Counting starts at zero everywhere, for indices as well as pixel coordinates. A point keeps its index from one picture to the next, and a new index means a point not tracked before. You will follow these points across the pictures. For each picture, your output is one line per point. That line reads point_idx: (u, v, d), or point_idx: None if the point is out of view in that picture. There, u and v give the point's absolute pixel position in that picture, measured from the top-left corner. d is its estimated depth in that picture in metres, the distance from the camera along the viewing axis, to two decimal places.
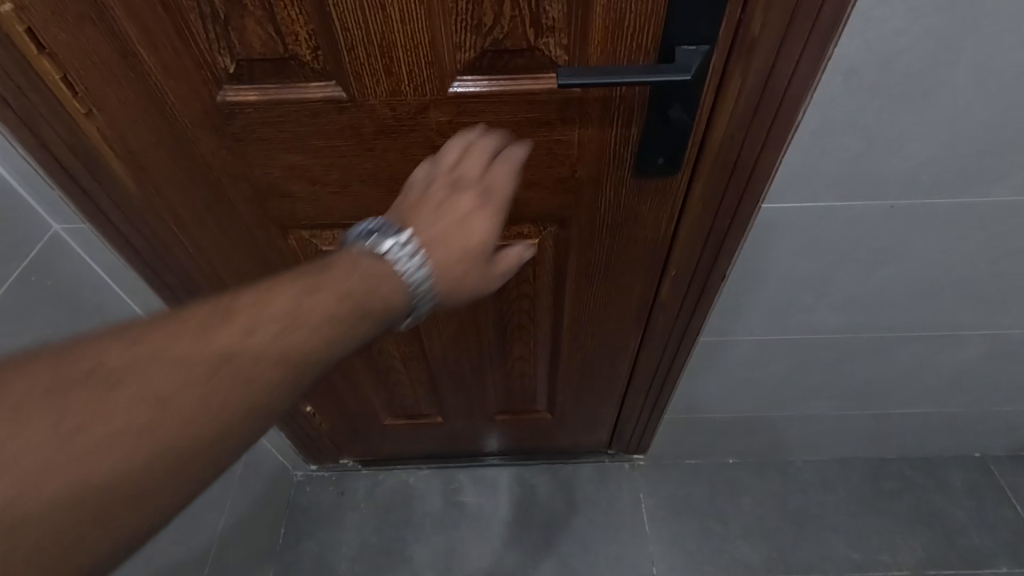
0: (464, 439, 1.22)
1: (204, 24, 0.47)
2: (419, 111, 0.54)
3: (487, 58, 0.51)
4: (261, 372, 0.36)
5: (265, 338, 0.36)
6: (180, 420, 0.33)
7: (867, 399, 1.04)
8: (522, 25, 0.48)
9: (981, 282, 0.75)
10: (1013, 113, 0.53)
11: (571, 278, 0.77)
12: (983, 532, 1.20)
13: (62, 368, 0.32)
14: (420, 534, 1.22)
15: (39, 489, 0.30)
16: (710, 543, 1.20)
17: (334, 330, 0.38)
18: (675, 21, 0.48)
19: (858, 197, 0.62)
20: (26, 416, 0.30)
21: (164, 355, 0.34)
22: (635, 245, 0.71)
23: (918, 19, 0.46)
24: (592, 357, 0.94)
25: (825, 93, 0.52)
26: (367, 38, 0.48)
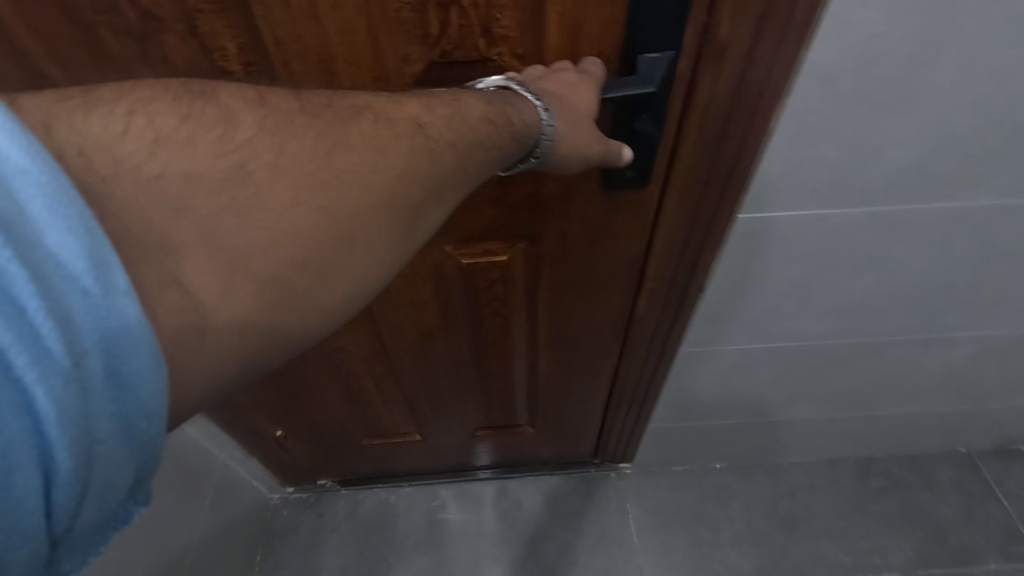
0: (445, 455, 1.19)
1: (122, 40, 0.44)
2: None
3: (437, 71, 0.47)
4: (447, 152, 0.38)
5: (444, 116, 0.39)
6: (400, 170, 0.36)
7: (854, 403, 1.02)
8: (472, 36, 0.45)
9: (966, 286, 0.72)
10: (998, 117, 0.50)
11: (545, 292, 0.74)
12: (973, 530, 1.19)
13: (304, 101, 0.36)
14: (403, 555, 1.18)
15: (310, 188, 0.32)
16: (701, 551, 1.18)
17: (498, 125, 0.41)
18: (635, 30, 0.45)
19: (837, 206, 0.60)
20: (293, 130, 0.33)
21: (374, 110, 0.37)
22: (609, 258, 0.68)
23: (895, 21, 0.43)
24: (571, 370, 0.90)
25: (799, 100, 0.48)
26: (306, 54, 0.45)
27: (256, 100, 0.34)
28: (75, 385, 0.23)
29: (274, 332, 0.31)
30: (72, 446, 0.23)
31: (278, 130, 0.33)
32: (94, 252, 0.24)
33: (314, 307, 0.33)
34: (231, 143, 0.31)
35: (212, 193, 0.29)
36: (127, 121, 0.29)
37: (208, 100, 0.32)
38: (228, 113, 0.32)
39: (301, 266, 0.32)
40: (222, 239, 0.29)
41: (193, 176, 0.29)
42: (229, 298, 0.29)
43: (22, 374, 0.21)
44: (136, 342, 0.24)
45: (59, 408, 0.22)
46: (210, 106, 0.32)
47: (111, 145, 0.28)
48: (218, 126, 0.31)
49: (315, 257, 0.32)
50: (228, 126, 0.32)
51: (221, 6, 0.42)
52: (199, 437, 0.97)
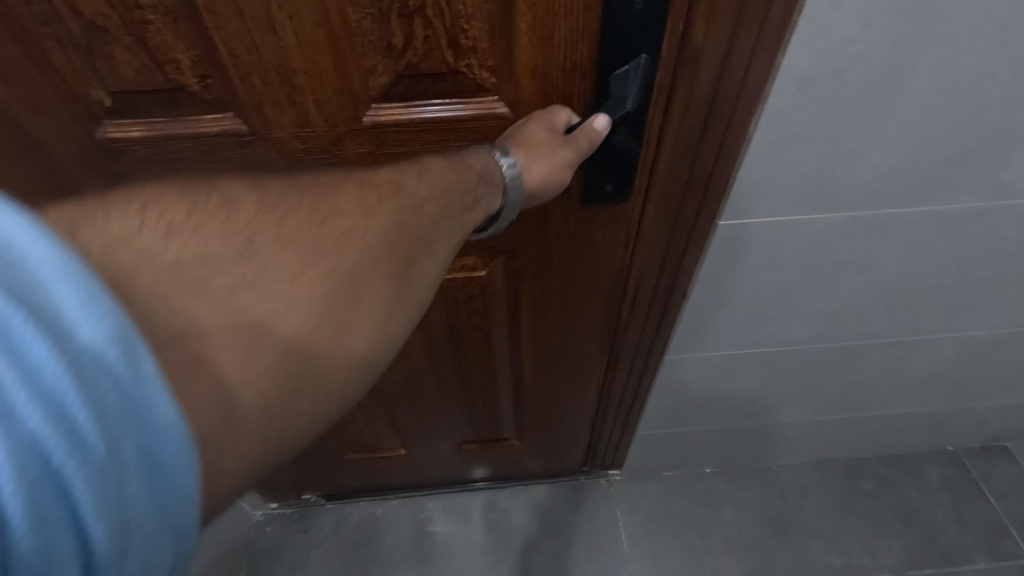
0: (432, 468, 1.16)
1: (67, 53, 0.44)
2: (334, 143, 0.52)
3: (404, 82, 0.47)
4: (427, 205, 0.41)
5: (416, 176, 0.42)
6: (391, 227, 0.38)
7: (841, 405, 1.01)
8: (438, 47, 0.44)
9: (950, 287, 0.72)
10: (976, 121, 0.50)
11: (526, 306, 0.72)
12: (961, 529, 1.19)
13: (293, 180, 0.38)
14: (391, 569, 1.16)
15: (315, 255, 0.34)
16: (692, 558, 1.17)
17: (466, 174, 0.45)
18: (607, 45, 0.44)
19: (819, 211, 0.59)
20: (288, 206, 0.35)
21: (357, 177, 0.40)
22: (593, 273, 0.67)
23: (870, 26, 0.42)
24: (556, 382, 0.89)
25: (777, 105, 0.47)
26: (266, 66, 0.45)
27: (252, 187, 0.36)
28: (110, 473, 0.22)
29: (300, 411, 0.31)
30: (110, 542, 0.22)
31: (275, 208, 0.35)
32: (124, 337, 0.24)
33: (335, 383, 0.33)
34: (236, 226, 0.33)
35: (224, 273, 0.31)
36: (139, 217, 0.31)
37: (209, 189, 0.35)
38: (227, 198, 0.34)
39: (320, 335, 0.32)
40: (240, 322, 0.30)
41: (206, 262, 0.31)
42: (260, 373, 0.30)
43: (58, 465, 0.21)
44: (169, 428, 0.24)
45: (94, 500, 0.22)
46: (208, 195, 0.34)
47: (132, 245, 0.29)
48: (221, 213, 0.33)
49: (329, 323, 0.33)
50: (230, 209, 0.34)
51: (170, 18, 0.42)
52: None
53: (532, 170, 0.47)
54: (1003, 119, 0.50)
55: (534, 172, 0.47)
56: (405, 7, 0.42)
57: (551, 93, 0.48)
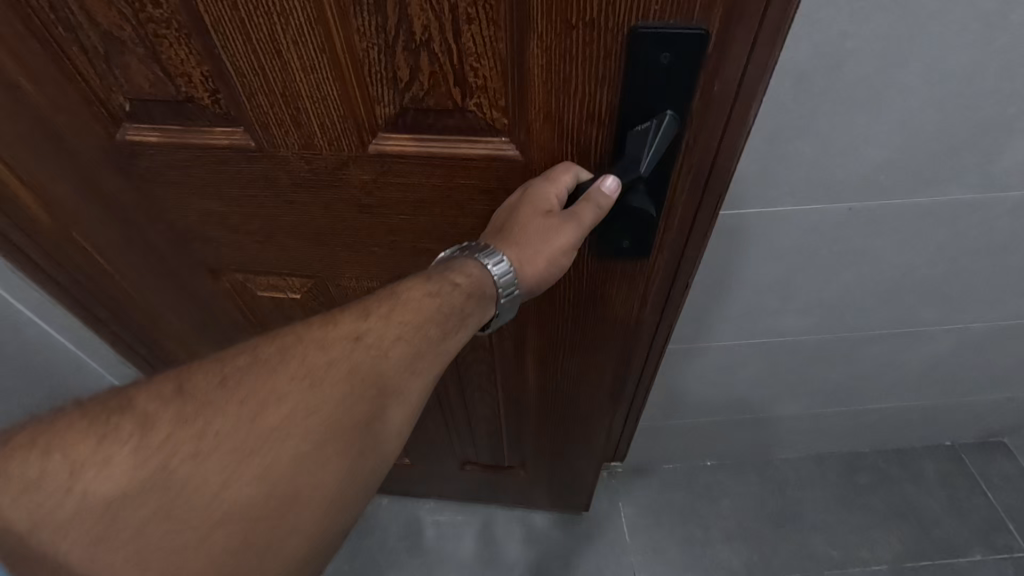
0: (434, 484, 1.19)
1: (88, 59, 0.47)
2: (338, 167, 0.53)
3: (410, 115, 0.48)
4: (391, 352, 0.43)
5: (377, 327, 0.43)
6: (330, 405, 0.40)
7: (839, 398, 1.04)
8: (446, 83, 0.44)
9: (943, 281, 0.74)
10: (965, 115, 0.52)
11: (535, 348, 0.75)
12: (957, 521, 1.21)
13: (227, 363, 0.40)
14: (395, 559, 1.20)
15: (241, 462, 0.37)
16: (692, 549, 1.19)
17: (447, 297, 0.47)
18: (631, 95, 0.43)
19: (817, 201, 0.61)
20: (212, 412, 0.38)
21: (305, 340, 0.41)
22: (607, 323, 0.68)
23: (863, 21, 0.44)
24: (564, 419, 0.89)
25: (775, 98, 0.50)
26: (276, 90, 0.47)
27: (174, 394, 0.38)
28: None
29: None
30: None
31: (196, 418, 0.37)
32: None
33: None
34: (149, 452, 0.36)
35: (139, 507, 0.35)
36: (48, 462, 0.35)
37: (127, 410, 0.37)
38: (144, 419, 0.37)
39: (242, 550, 0.36)
40: (152, 556, 0.35)
41: (117, 503, 0.35)
42: None
43: None
44: None
45: None
46: (125, 419, 0.37)
47: (42, 501, 0.34)
48: (136, 435, 0.36)
49: (260, 530, 0.37)
50: (144, 434, 0.36)
51: (182, 34, 0.44)
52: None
53: (526, 270, 0.49)
54: (993, 113, 0.52)
55: (527, 271, 0.49)
56: (410, 40, 0.42)
57: (565, 141, 0.47)
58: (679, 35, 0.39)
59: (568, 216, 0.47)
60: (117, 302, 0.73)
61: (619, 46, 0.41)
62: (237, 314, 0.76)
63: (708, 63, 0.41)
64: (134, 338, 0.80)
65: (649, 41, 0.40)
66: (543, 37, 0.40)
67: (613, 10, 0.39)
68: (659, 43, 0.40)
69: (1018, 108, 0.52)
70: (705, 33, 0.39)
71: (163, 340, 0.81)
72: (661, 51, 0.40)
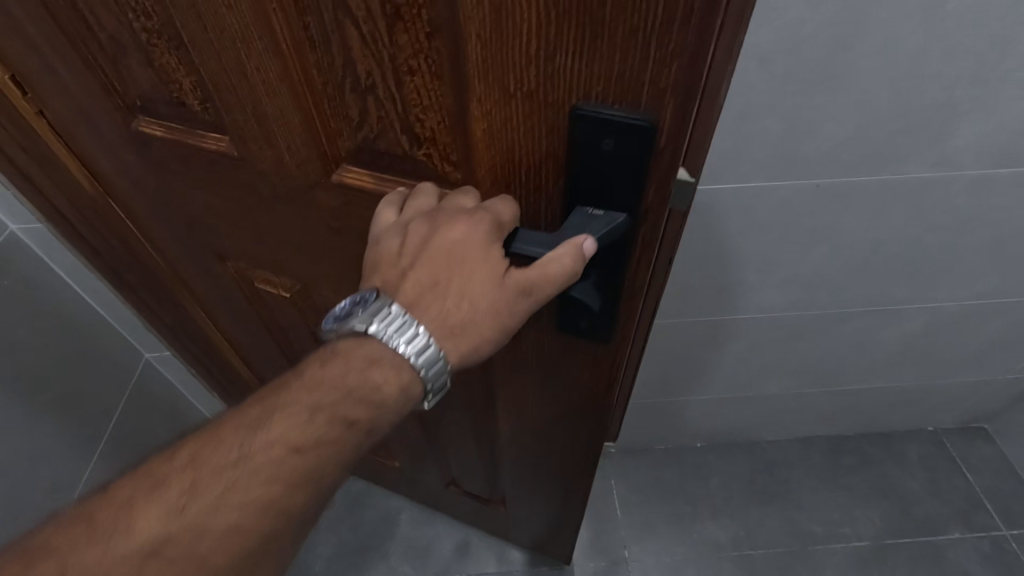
0: (424, 492, 1.21)
1: (103, 51, 0.49)
2: (307, 190, 0.51)
3: (368, 153, 0.45)
4: (214, 548, 0.41)
5: (193, 522, 0.41)
6: None
7: (822, 376, 1.09)
8: (393, 130, 0.42)
9: (911, 257, 0.80)
10: (915, 96, 0.58)
11: (501, 403, 0.73)
12: (938, 502, 1.26)
13: None
14: (395, 531, 1.27)
15: None
16: (681, 523, 1.24)
17: (327, 447, 0.43)
18: (577, 174, 0.39)
19: (787, 176, 0.66)
20: None
21: (88, 556, 0.39)
22: (567, 395, 0.64)
23: (817, 8, 0.50)
24: (539, 472, 0.86)
25: (742, 78, 0.56)
26: (249, 112, 0.46)
27: None
28: None
29: None
30: None
31: None
32: None
33: None
34: None
35: None
36: None
37: None
38: None
39: None
40: None
41: None
42: None
43: None
44: None
45: None
46: None
47: None
48: None
49: None
50: None
51: (171, 44, 0.44)
52: (174, 383, 1.08)
53: (476, 353, 0.45)
54: (941, 95, 0.58)
55: (478, 353, 0.45)
56: (357, 84, 0.39)
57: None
58: (623, 122, 0.35)
59: (523, 282, 0.41)
60: (147, 271, 0.79)
61: (562, 123, 0.36)
62: (243, 300, 0.78)
63: (661, 159, 0.36)
64: (160, 307, 0.87)
65: (591, 124, 0.35)
66: (483, 100, 0.36)
67: (555, 84, 0.34)
68: (601, 128, 0.35)
69: (963, 89, 0.57)
70: (653, 125, 0.34)
71: (183, 309, 0.87)
72: (603, 137, 0.35)
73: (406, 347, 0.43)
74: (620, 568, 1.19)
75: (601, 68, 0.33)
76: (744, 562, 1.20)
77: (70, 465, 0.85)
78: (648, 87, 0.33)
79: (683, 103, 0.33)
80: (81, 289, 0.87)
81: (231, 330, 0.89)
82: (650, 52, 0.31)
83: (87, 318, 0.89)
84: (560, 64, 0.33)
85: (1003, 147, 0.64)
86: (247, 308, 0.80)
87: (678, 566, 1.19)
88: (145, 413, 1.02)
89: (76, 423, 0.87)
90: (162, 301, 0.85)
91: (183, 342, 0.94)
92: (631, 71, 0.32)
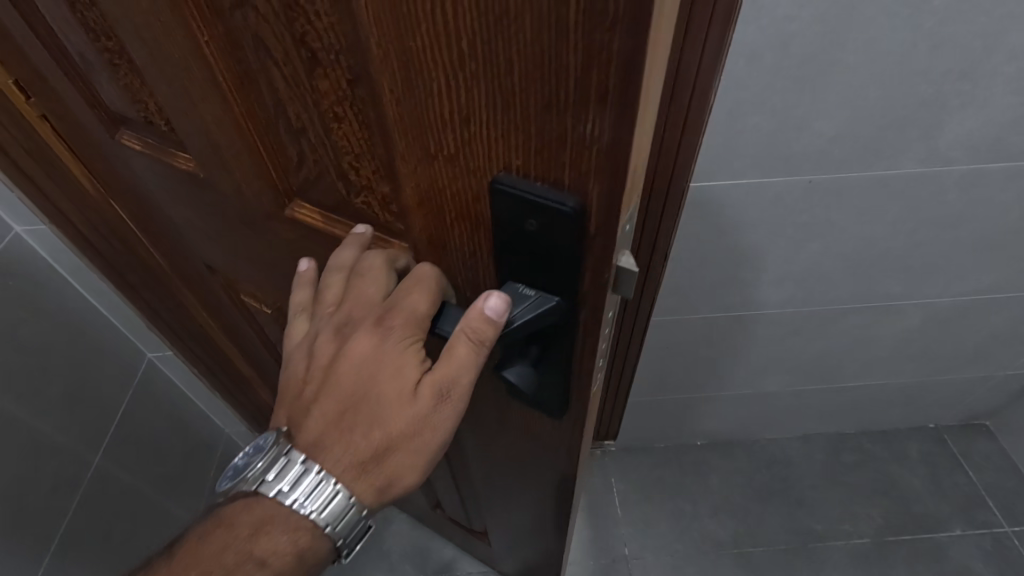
0: (413, 508, 1.20)
1: (85, 65, 0.49)
2: (265, 221, 0.47)
3: (317, 190, 0.42)
4: None
5: None
6: None
7: (821, 373, 1.09)
8: (330, 174, 0.40)
9: (905, 253, 0.80)
10: (905, 92, 0.58)
11: (471, 446, 0.70)
12: (939, 499, 1.26)
13: None
14: (396, 529, 1.28)
15: None
16: (681, 521, 1.25)
17: None
18: (505, 250, 0.34)
19: (778, 172, 0.67)
20: None
21: None
22: (529, 464, 0.60)
23: (804, 5, 0.51)
24: (513, 518, 0.83)
25: (731, 75, 0.57)
26: (205, 144, 0.42)
27: None
28: None
29: None
30: None
31: None
32: None
33: None
34: None
35: None
36: None
37: None
38: None
39: None
40: None
41: None
42: None
43: None
44: None
45: None
46: None
47: None
48: None
49: None
50: None
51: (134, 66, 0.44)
52: (178, 380, 1.10)
53: (401, 481, 0.41)
54: (930, 91, 0.58)
55: (403, 480, 0.41)
56: (289, 126, 0.37)
57: (454, 270, 0.39)
58: (545, 206, 0.29)
59: (436, 390, 0.38)
60: (146, 270, 0.80)
61: (485, 193, 0.31)
62: (234, 307, 0.78)
63: (592, 246, 0.31)
64: (161, 307, 0.88)
65: (512, 202, 0.30)
66: (405, 157, 0.31)
67: (472, 149, 0.29)
68: (523, 208, 0.30)
69: (952, 85, 0.58)
70: (578, 209, 0.29)
71: (182, 308, 0.87)
72: (525, 218, 0.30)
73: (306, 500, 0.40)
74: (620, 565, 1.19)
75: (517, 142, 0.27)
76: (743, 559, 1.20)
77: (71, 468, 0.86)
78: (569, 168, 0.27)
79: (610, 191, 0.27)
80: (83, 287, 0.88)
81: (227, 332, 0.89)
82: (563, 133, 0.26)
83: (88, 318, 0.90)
84: (473, 132, 0.28)
85: (994, 142, 0.64)
86: (239, 314, 0.80)
87: (679, 565, 1.19)
88: (147, 412, 1.03)
89: (77, 424, 0.87)
90: (162, 301, 0.86)
91: (185, 340, 0.95)
92: (548, 148, 0.27)
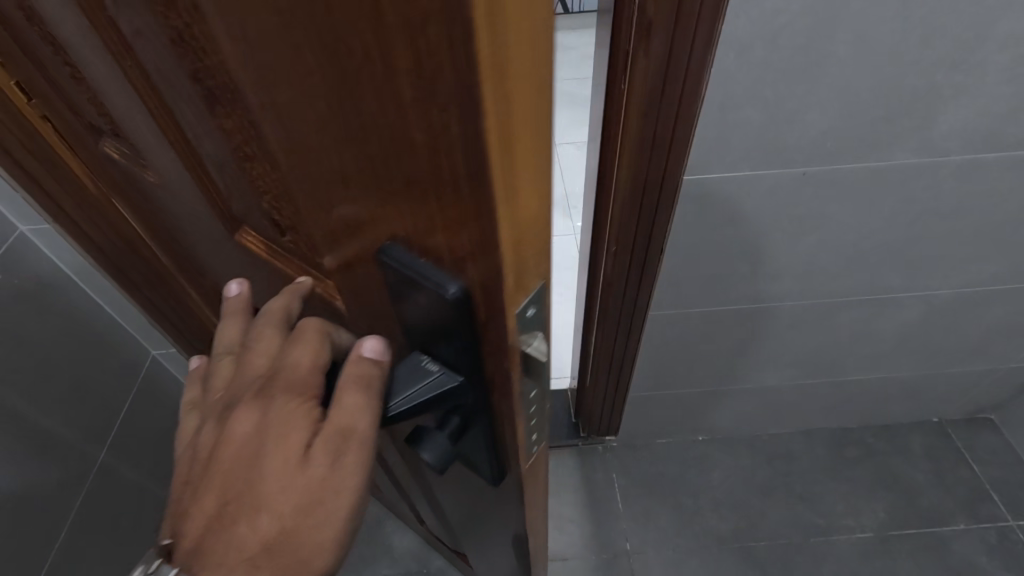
0: (404, 518, 1.19)
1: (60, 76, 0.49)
2: (223, 240, 0.48)
3: (255, 219, 0.42)
4: None
5: None
6: None
7: (822, 367, 1.09)
8: (258, 209, 0.40)
9: (903, 245, 0.80)
10: (897, 82, 0.58)
11: (435, 486, 0.69)
12: (942, 493, 1.25)
13: None
14: (398, 524, 1.29)
15: None
16: (682, 516, 1.25)
17: None
18: (406, 320, 0.34)
19: (772, 165, 0.67)
20: None
21: None
22: (492, 513, 0.58)
23: None
24: (486, 552, 0.80)
25: (721, 68, 0.57)
26: (159, 163, 0.43)
27: None
28: None
29: None
30: None
31: None
32: None
33: None
34: None
35: None
36: None
37: None
38: None
39: None
40: None
41: None
42: None
43: None
44: None
45: None
46: None
47: None
48: None
49: None
50: None
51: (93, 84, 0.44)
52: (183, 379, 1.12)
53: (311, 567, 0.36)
54: (922, 81, 0.58)
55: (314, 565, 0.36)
56: (218, 158, 0.37)
57: (372, 324, 0.38)
58: (426, 282, 0.29)
59: (324, 452, 0.35)
60: (146, 270, 0.82)
61: (372, 255, 0.31)
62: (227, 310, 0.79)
63: (481, 323, 0.30)
64: (166, 306, 0.90)
65: (398, 274, 0.30)
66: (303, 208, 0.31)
67: (357, 214, 0.28)
68: (408, 280, 0.29)
69: (944, 75, 0.58)
70: (457, 290, 0.28)
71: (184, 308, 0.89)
72: (411, 289, 0.30)
73: None
74: (621, 560, 1.20)
75: (395, 214, 0.27)
76: (745, 552, 1.20)
77: (75, 464, 0.87)
78: (445, 248, 0.27)
79: (484, 271, 0.27)
80: (88, 288, 0.90)
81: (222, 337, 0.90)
82: (431, 210, 0.25)
83: (92, 316, 0.92)
84: (352, 198, 0.27)
85: (988, 133, 0.64)
86: None
87: (680, 560, 1.19)
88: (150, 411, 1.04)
89: (82, 421, 0.89)
90: (163, 300, 0.88)
91: (187, 338, 0.96)
92: (420, 224, 0.26)
